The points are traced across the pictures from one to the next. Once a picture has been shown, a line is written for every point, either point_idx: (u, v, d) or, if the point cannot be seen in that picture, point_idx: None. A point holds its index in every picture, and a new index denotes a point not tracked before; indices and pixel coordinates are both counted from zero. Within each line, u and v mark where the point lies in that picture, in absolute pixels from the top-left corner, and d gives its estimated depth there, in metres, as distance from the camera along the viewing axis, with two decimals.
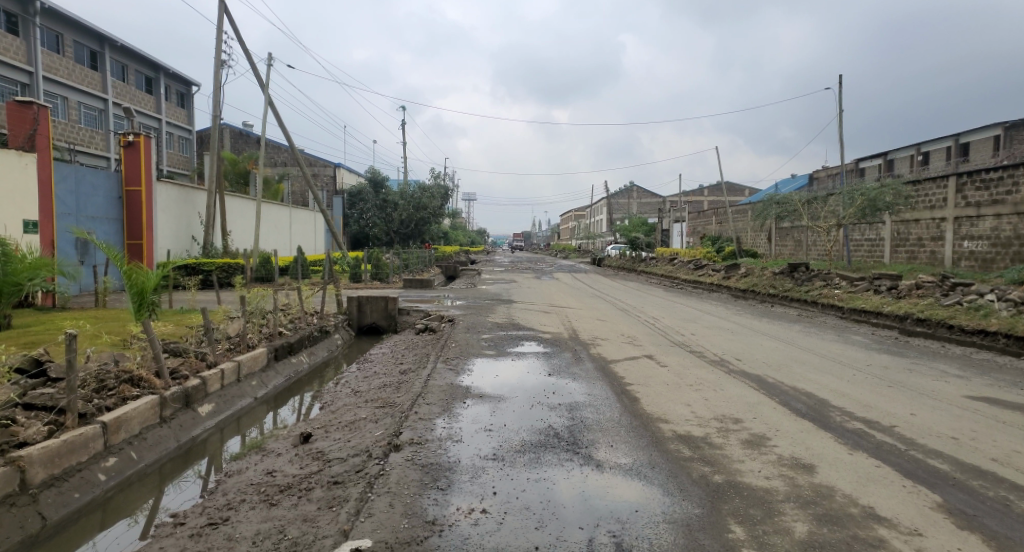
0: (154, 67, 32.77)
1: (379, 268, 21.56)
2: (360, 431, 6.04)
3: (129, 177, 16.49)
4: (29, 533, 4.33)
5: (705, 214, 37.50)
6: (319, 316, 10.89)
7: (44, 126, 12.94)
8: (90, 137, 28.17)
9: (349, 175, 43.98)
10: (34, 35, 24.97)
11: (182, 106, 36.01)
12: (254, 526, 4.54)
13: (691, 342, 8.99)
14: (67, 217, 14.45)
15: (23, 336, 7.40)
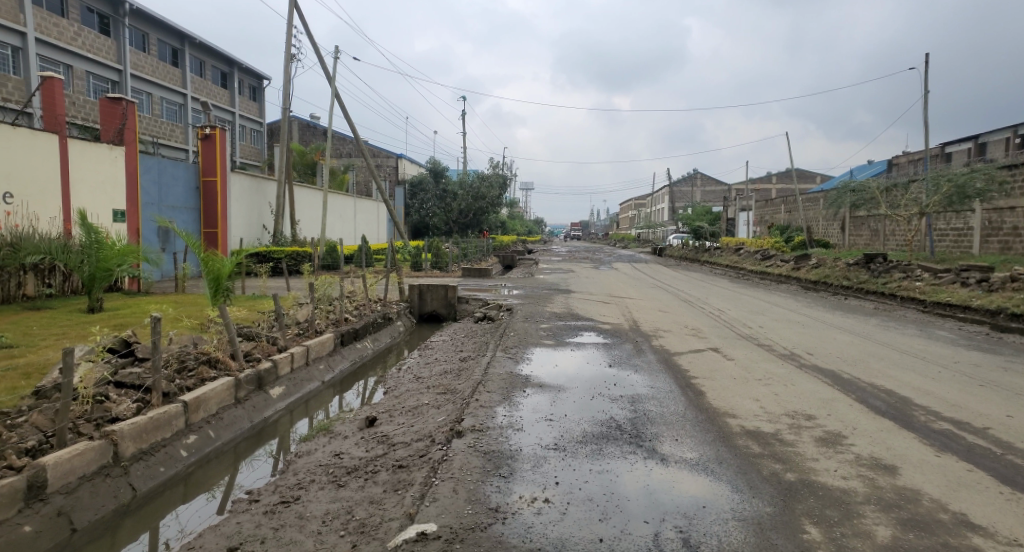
0: (228, 63, 34.08)
1: (438, 257, 21.83)
2: (423, 416, 6.14)
3: (205, 168, 17.27)
4: (121, 503, 4.70)
5: (773, 203, 36.22)
6: (382, 303, 11.14)
7: (132, 121, 13.65)
8: (171, 130, 29.68)
9: (410, 166, 44.60)
10: (123, 35, 26.41)
11: (254, 100, 37.44)
12: (324, 505, 4.73)
13: (758, 335, 8.69)
14: (151, 206, 15.30)
15: (117, 318, 7.89)
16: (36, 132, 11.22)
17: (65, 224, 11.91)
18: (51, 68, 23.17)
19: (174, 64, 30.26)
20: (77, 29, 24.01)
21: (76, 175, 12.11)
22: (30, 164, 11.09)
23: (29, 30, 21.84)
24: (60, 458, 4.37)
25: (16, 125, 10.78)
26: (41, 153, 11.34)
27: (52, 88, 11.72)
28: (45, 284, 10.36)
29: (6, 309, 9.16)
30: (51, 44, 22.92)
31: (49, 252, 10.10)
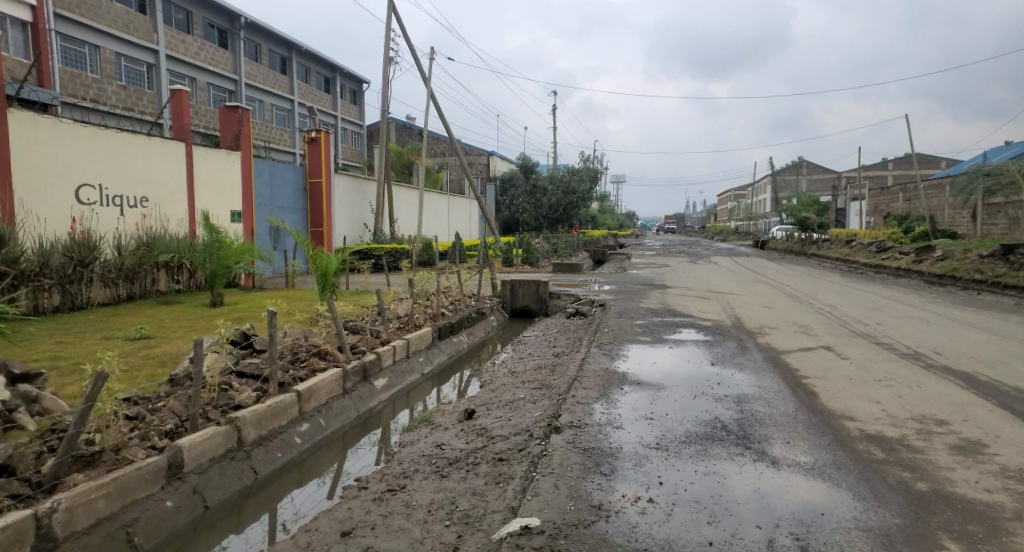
0: (331, 68, 35.79)
1: (528, 252, 21.97)
2: (519, 411, 6.18)
3: (311, 170, 18.26)
4: (246, 484, 5.13)
5: (890, 191, 33.66)
6: (476, 298, 11.35)
7: (246, 127, 14.62)
8: (281, 135, 31.71)
9: (500, 163, 45.00)
10: (239, 47, 28.30)
11: (354, 103, 39.21)
12: (429, 494, 4.88)
13: (876, 333, 8.11)
14: (265, 207, 16.31)
15: (237, 311, 8.50)
16: (167, 141, 12.24)
17: (191, 224, 12.95)
18: (180, 81, 25.18)
19: (282, 72, 32.13)
20: (200, 44, 25.81)
21: (198, 179, 13.14)
22: (162, 170, 12.13)
23: (161, 48, 23.84)
24: (194, 441, 4.85)
25: (149, 134, 11.82)
26: (170, 160, 12.35)
27: (180, 99, 12.71)
28: (175, 281, 11.35)
29: (144, 303, 10.10)
30: (180, 60, 24.89)
31: (178, 251, 11.03)
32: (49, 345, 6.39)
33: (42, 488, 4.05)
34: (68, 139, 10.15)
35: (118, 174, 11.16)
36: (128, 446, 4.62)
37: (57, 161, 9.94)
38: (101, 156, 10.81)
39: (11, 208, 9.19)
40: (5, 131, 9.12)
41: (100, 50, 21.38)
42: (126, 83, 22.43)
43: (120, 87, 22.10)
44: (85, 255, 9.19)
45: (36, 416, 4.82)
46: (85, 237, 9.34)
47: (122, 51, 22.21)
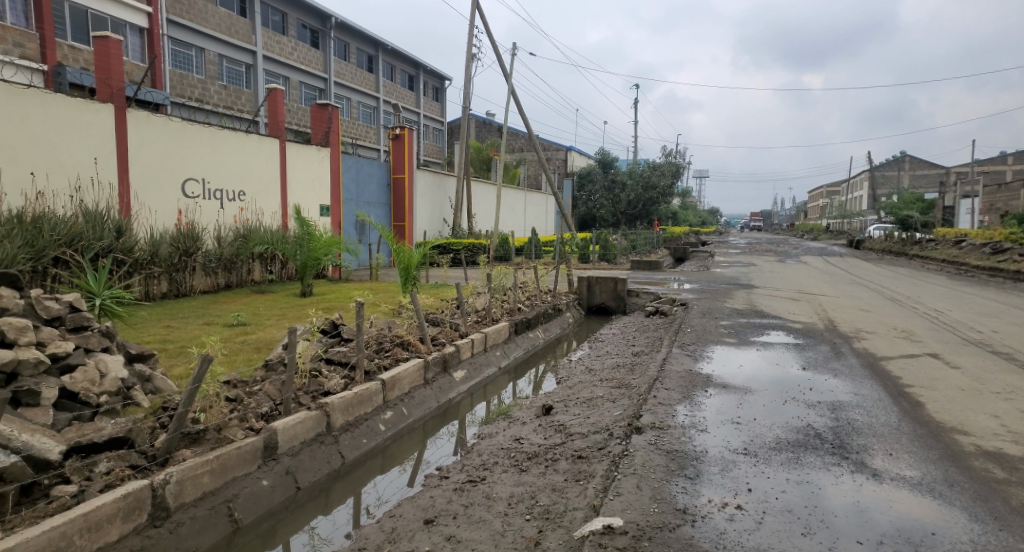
0: (414, 66, 36.63)
1: (606, 249, 21.81)
2: (598, 409, 6.12)
3: (395, 166, 18.82)
4: (334, 468, 5.36)
5: (1010, 188, 30.98)
6: (552, 294, 11.33)
7: (335, 125, 15.20)
8: (366, 132, 32.83)
9: (579, 158, 44.61)
10: (329, 47, 29.40)
11: (436, 100, 40.01)
12: (509, 488, 4.91)
13: (992, 342, 7.49)
14: (351, 202, 16.95)
15: (325, 301, 8.85)
16: (263, 138, 12.87)
17: (283, 218, 13.61)
18: (274, 81, 26.41)
19: (369, 70, 33.16)
20: (294, 44, 27.02)
21: (290, 175, 13.78)
22: (258, 165, 12.79)
23: (258, 48, 25.07)
24: (288, 424, 5.11)
25: (247, 131, 12.49)
26: (265, 156, 12.99)
27: (275, 98, 13.21)
28: (268, 271, 11.97)
29: (240, 292, 10.71)
30: (276, 60, 26.09)
31: (271, 243, 11.62)
32: (160, 329, 6.88)
33: (156, 461, 4.40)
34: (175, 136, 10.84)
35: (219, 169, 11.84)
36: (228, 426, 4.88)
37: (166, 157, 10.68)
38: (204, 153, 11.51)
39: (127, 200, 9.99)
40: (122, 130, 9.91)
41: (206, 53, 22.67)
42: (227, 83, 23.83)
43: (221, 88, 23.44)
44: (189, 245, 9.84)
45: (149, 394, 5.25)
46: (189, 229, 10.01)
47: (224, 52, 23.56)
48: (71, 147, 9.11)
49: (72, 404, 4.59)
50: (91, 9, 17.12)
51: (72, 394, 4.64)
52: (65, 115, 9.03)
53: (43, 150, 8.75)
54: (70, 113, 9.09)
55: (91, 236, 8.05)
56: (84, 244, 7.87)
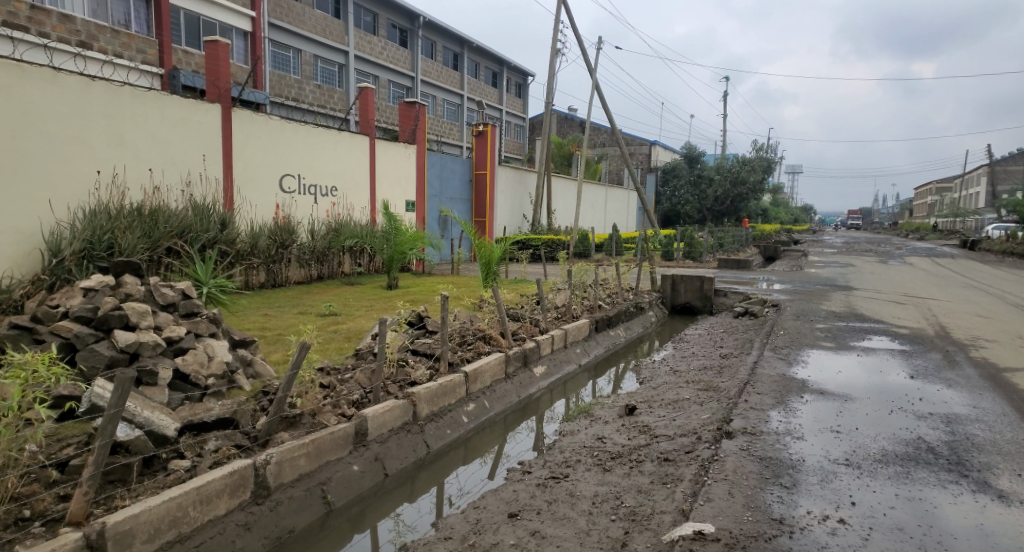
0: (498, 62, 36.99)
1: (691, 247, 21.30)
2: (685, 411, 5.95)
3: (477, 162, 19.11)
4: (419, 457, 5.50)
5: None
6: (634, 292, 11.16)
7: (422, 122, 15.60)
8: (450, 129, 33.42)
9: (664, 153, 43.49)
10: (417, 45, 30.12)
11: (519, 96, 40.23)
12: (593, 486, 4.86)
13: None
14: (435, 198, 17.34)
15: (411, 294, 9.08)
16: (354, 135, 13.36)
17: (371, 213, 14.08)
18: (365, 80, 27.38)
19: (454, 68, 33.83)
20: (383, 44, 27.90)
21: (379, 171, 14.24)
22: (349, 161, 13.28)
23: (350, 49, 25.94)
24: (377, 411, 5.28)
25: (339, 129, 12.99)
26: (355, 152, 13.46)
27: (366, 97, 13.69)
28: (357, 264, 12.41)
29: (331, 284, 11.18)
30: (366, 59, 26.98)
31: (360, 237, 12.05)
32: (259, 317, 7.26)
33: (258, 442, 4.64)
34: (274, 133, 11.42)
35: (313, 165, 12.38)
36: (322, 411, 5.11)
37: (265, 154, 11.26)
38: (300, 150, 12.05)
39: (231, 195, 10.63)
40: (228, 128, 10.53)
41: (302, 54, 23.71)
42: (321, 83, 24.85)
43: (316, 87, 24.47)
44: (285, 238, 10.37)
45: (251, 378, 5.55)
46: (286, 222, 10.55)
47: (319, 53, 24.50)
48: (183, 144, 9.77)
49: (184, 384, 4.94)
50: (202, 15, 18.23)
51: (184, 376, 5.01)
52: (179, 114, 9.70)
53: (159, 147, 9.43)
54: (184, 112, 9.75)
55: (199, 228, 8.64)
56: (192, 236, 8.47)
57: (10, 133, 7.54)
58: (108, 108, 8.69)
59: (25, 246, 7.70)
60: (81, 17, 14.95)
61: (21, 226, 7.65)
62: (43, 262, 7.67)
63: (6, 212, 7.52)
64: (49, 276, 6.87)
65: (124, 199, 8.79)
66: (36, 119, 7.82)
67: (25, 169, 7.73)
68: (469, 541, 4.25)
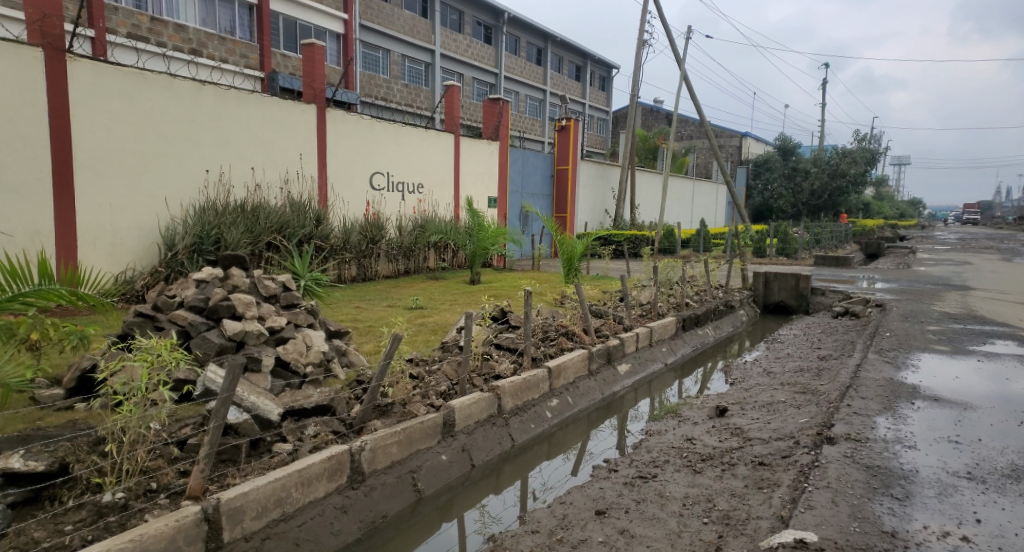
0: (582, 56, 36.77)
1: (785, 242, 20.43)
2: (781, 414, 5.69)
3: (558, 157, 19.07)
4: (504, 450, 5.57)
5: None
6: (724, 290, 10.79)
7: (505, 119, 15.73)
8: (532, 124, 33.53)
9: (755, 145, 41.35)
10: (501, 42, 30.35)
11: (602, 89, 39.84)
12: (683, 488, 4.73)
13: None
14: (517, 193, 17.47)
15: (493, 289, 9.18)
16: (440, 133, 13.64)
17: (455, 209, 14.36)
18: (450, 78, 27.92)
19: (538, 63, 33.88)
20: (468, 41, 28.33)
21: (462, 168, 14.50)
22: (434, 158, 13.58)
23: (436, 47, 26.51)
24: (464, 403, 5.37)
25: (426, 127, 13.31)
26: (441, 149, 13.74)
27: (452, 95, 13.96)
28: (441, 259, 12.67)
29: (418, 278, 11.48)
30: (451, 57, 27.50)
31: (445, 233, 12.31)
32: (351, 309, 7.55)
33: (353, 429, 4.82)
34: (365, 132, 11.83)
35: (401, 163, 12.75)
36: (411, 401, 5.26)
37: (357, 152, 11.70)
38: (389, 148, 12.43)
39: (326, 192, 11.13)
40: (323, 128, 11.00)
41: (391, 54, 24.43)
42: (408, 82, 25.55)
43: (403, 86, 25.17)
44: (376, 234, 10.74)
45: (344, 367, 5.79)
46: (376, 219, 10.93)
47: (407, 53, 25.21)
48: (282, 143, 10.31)
49: (285, 372, 5.21)
50: (301, 19, 19.20)
51: (285, 363, 5.28)
52: (279, 114, 10.21)
53: (261, 147, 9.98)
54: (283, 113, 10.27)
55: (296, 223, 9.09)
56: (290, 231, 8.94)
57: (132, 137, 8.24)
58: (217, 111, 9.30)
59: (145, 240, 8.49)
60: (192, 26, 16.10)
61: (142, 222, 8.42)
62: (161, 257, 8.45)
63: (130, 210, 8.30)
64: (166, 269, 7.75)
65: (230, 196, 9.42)
66: (155, 123, 8.51)
67: (146, 169, 8.45)
68: (557, 536, 4.24)
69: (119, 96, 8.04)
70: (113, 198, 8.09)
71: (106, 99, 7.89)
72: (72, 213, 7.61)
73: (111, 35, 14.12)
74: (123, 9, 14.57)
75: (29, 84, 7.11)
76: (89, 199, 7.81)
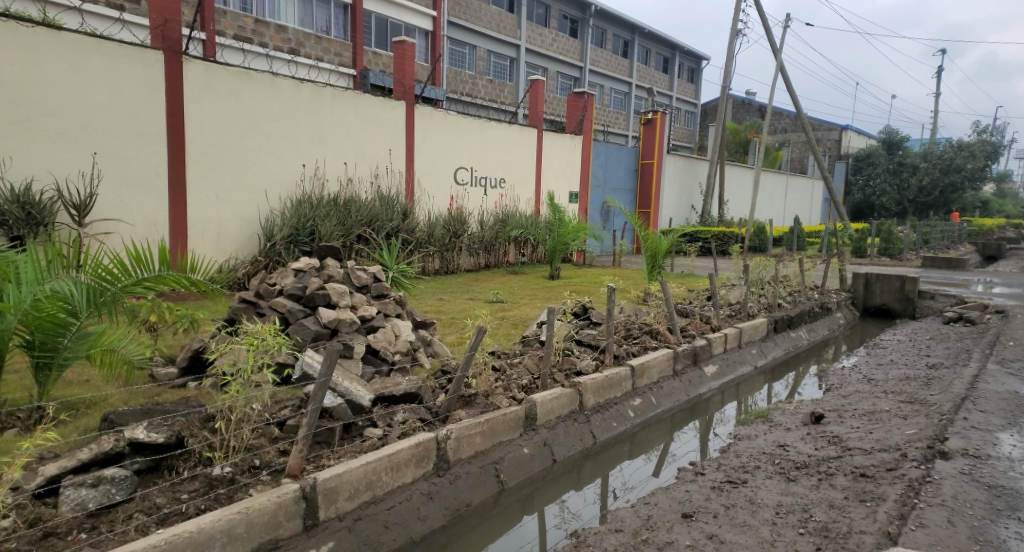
0: (671, 48, 35.95)
1: (889, 242, 19.28)
2: (885, 424, 5.34)
3: (643, 151, 18.74)
4: (586, 447, 5.54)
5: None
6: (820, 291, 10.28)
7: (590, 112, 15.59)
8: (616, 118, 33.11)
9: (857, 138, 38.60)
10: (587, 35, 30.13)
11: (691, 81, 38.81)
12: (775, 495, 4.52)
13: None
14: (600, 188, 17.31)
15: (574, 284, 9.14)
16: (523, 128, 13.71)
17: (536, 204, 14.40)
18: (534, 72, 28.01)
19: (624, 55, 33.43)
20: (554, 36, 28.36)
21: (544, 163, 14.52)
22: (515, 153, 13.67)
23: (522, 42, 26.66)
24: (546, 397, 5.37)
25: (510, 122, 13.42)
26: (523, 144, 13.81)
27: (537, 90, 13.99)
28: (521, 254, 12.74)
29: (498, 272, 11.60)
30: (536, 51, 27.58)
31: (526, 228, 12.37)
32: (434, 301, 7.72)
33: (439, 417, 4.90)
34: (451, 128, 12.06)
35: (484, 158, 12.91)
36: (494, 393, 5.29)
37: (442, 147, 11.94)
38: (473, 143, 12.61)
39: (412, 186, 11.43)
40: (411, 124, 11.29)
41: (477, 50, 24.76)
42: (493, 78, 25.84)
43: (488, 82, 25.49)
44: (458, 228, 10.94)
45: (429, 357, 5.93)
46: (458, 213, 11.13)
47: (492, 49, 25.50)
48: (372, 139, 10.66)
49: (374, 359, 5.39)
50: (391, 18, 19.84)
51: (375, 351, 5.47)
52: (370, 111, 10.55)
53: (353, 143, 10.34)
54: (375, 109, 10.60)
55: (385, 217, 9.39)
56: (379, 225, 9.25)
57: (237, 133, 8.75)
58: (313, 109, 9.71)
59: (247, 231, 9.02)
60: (292, 27, 16.91)
61: (245, 215, 8.95)
62: (260, 247, 8.95)
63: (235, 202, 8.82)
64: (266, 259, 8.24)
65: (323, 190, 9.84)
66: (257, 120, 9.00)
67: (249, 164, 8.96)
68: (642, 537, 4.14)
69: (227, 95, 8.56)
70: (220, 191, 8.63)
71: (215, 98, 8.42)
72: (183, 205, 8.20)
73: (220, 36, 15.08)
74: (231, 12, 15.53)
75: (149, 85, 7.74)
76: (198, 192, 8.38)
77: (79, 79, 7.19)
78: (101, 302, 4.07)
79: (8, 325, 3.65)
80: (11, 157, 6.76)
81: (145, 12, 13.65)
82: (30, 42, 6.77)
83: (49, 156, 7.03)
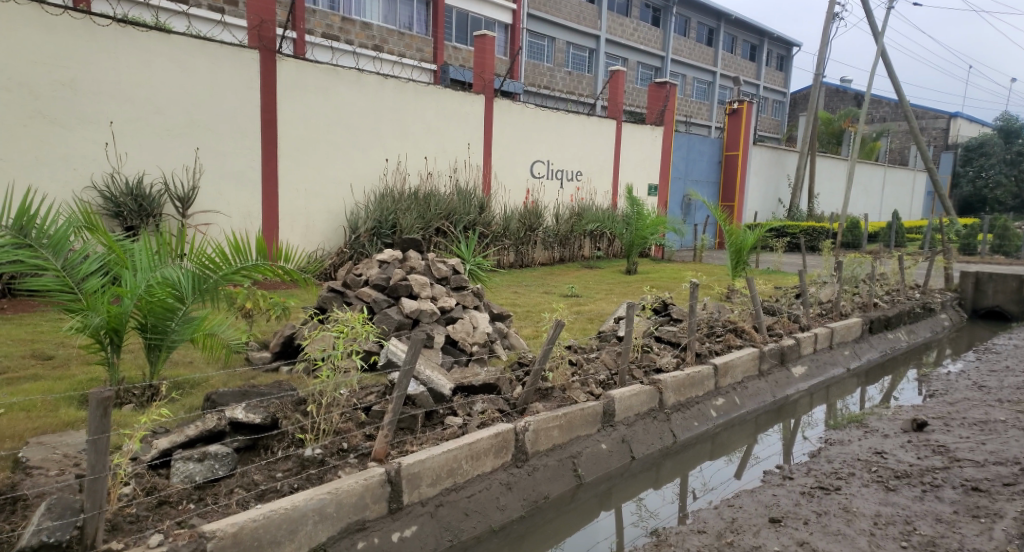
0: (759, 34, 34.55)
1: (1005, 239, 17.81)
2: (1000, 436, 4.96)
3: (728, 143, 18.12)
4: (665, 446, 5.43)
5: None
6: (922, 291, 9.63)
7: (671, 103, 15.21)
8: (699, 108, 32.12)
9: (968, 127, 35.71)
10: (669, 23, 29.38)
11: (780, 69, 37.16)
12: (873, 505, 4.23)
13: None
14: (681, 180, 16.89)
15: (654, 280, 8.97)
16: (600, 121, 13.56)
17: (614, 197, 14.21)
18: (613, 62, 27.61)
19: (709, 43, 32.40)
20: (635, 25, 27.87)
21: (621, 156, 14.30)
22: (593, 146, 13.54)
23: (602, 32, 26.34)
24: (624, 394, 5.28)
25: (588, 114, 13.30)
26: (601, 137, 13.67)
27: (617, 81, 13.80)
28: (596, 248, 12.63)
29: (573, 266, 11.54)
30: (615, 41, 27.18)
31: (602, 221, 12.24)
32: (510, 294, 7.77)
33: (516, 409, 4.91)
34: (528, 121, 12.08)
35: (561, 151, 12.87)
36: (571, 388, 5.24)
37: (519, 141, 11.99)
38: (550, 136, 12.59)
39: (489, 180, 11.54)
40: (490, 117, 11.38)
41: (556, 41, 24.62)
42: (571, 69, 25.66)
43: (566, 73, 25.35)
44: (533, 222, 10.95)
45: (506, 349, 5.96)
46: (534, 207, 11.15)
47: (571, 40, 25.30)
48: (452, 133, 10.81)
49: (454, 350, 5.46)
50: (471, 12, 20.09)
51: (454, 341, 5.54)
52: (450, 105, 10.70)
53: (433, 136, 10.52)
54: (454, 103, 10.74)
55: (462, 211, 9.55)
56: (456, 218, 9.44)
57: (324, 128, 9.08)
58: (396, 104, 9.95)
59: (333, 222, 9.37)
60: (376, 24, 17.38)
61: (331, 207, 9.30)
62: (345, 238, 9.28)
63: (323, 195, 9.18)
64: (351, 250, 8.56)
65: (405, 183, 10.08)
66: (344, 115, 9.31)
67: (337, 158, 9.30)
68: (727, 539, 3.98)
69: (317, 91, 8.90)
70: (309, 184, 9.00)
71: (305, 94, 8.78)
72: (275, 197, 8.61)
73: (310, 35, 15.69)
74: (320, 11, 16.14)
75: (246, 83, 8.16)
76: (289, 184, 8.77)
77: (185, 79, 7.68)
78: (205, 289, 4.26)
79: (126, 308, 3.91)
80: (127, 152, 7.30)
81: (243, 14, 14.42)
82: (143, 45, 7.30)
83: (159, 151, 7.55)
